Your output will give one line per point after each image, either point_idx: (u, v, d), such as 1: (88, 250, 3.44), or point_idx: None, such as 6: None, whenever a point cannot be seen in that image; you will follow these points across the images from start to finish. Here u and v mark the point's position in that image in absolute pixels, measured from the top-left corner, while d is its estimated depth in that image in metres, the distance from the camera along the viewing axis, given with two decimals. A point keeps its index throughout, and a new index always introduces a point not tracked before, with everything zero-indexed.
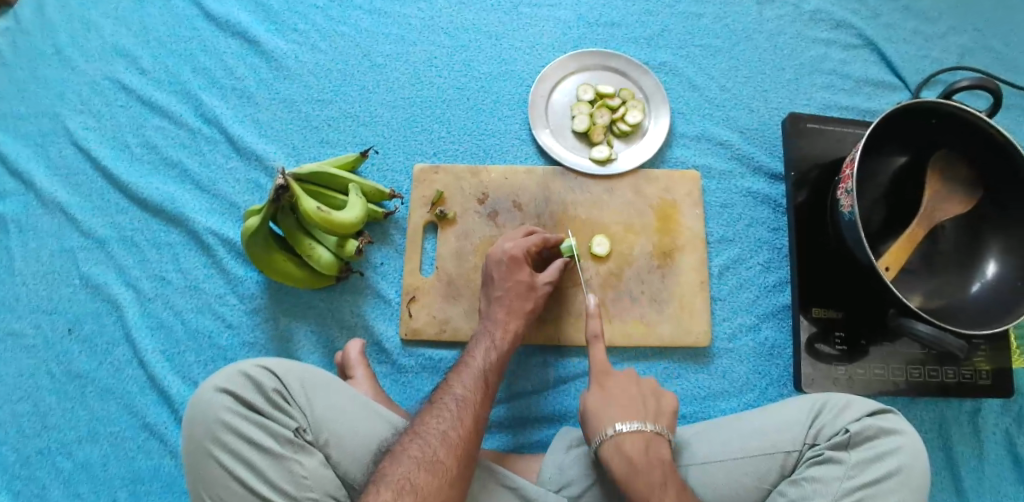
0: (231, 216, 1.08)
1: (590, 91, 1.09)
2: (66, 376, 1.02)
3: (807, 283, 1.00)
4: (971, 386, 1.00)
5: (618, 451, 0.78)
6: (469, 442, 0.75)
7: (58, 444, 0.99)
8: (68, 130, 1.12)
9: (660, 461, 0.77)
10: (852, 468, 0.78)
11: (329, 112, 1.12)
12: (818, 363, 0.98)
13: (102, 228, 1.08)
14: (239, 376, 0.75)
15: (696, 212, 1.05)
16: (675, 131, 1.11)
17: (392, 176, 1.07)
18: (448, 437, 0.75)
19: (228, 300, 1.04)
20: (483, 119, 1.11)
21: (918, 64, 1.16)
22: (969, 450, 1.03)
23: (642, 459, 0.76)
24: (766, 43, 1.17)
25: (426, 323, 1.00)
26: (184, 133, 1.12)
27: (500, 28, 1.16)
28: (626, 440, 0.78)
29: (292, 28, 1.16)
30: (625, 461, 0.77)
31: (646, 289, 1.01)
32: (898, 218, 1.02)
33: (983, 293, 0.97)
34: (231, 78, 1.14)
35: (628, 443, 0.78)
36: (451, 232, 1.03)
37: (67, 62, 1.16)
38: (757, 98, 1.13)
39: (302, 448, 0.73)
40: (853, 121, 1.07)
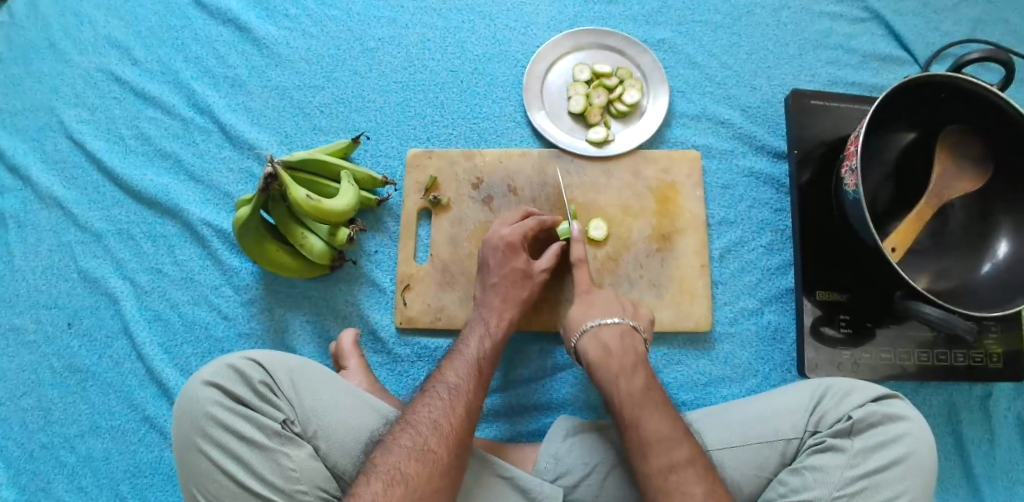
0: (225, 206, 1.06)
1: (586, 71, 1.06)
2: (66, 370, 1.02)
3: (810, 264, 0.97)
4: (981, 370, 0.97)
5: (594, 340, 0.84)
6: (461, 431, 0.74)
7: (62, 437, 0.99)
8: (63, 123, 1.11)
9: (632, 350, 0.83)
10: (854, 457, 0.76)
11: (321, 99, 1.10)
12: (822, 347, 0.95)
13: (98, 222, 1.07)
14: (226, 368, 0.75)
15: (696, 194, 1.02)
16: (675, 110, 1.08)
17: (385, 162, 1.06)
18: (440, 426, 0.74)
19: (223, 292, 1.03)
20: (477, 102, 1.08)
21: (928, 37, 1.12)
22: (979, 434, 1.00)
23: (616, 346, 0.83)
24: (769, 18, 1.13)
25: (421, 311, 0.98)
26: (177, 124, 1.10)
27: (494, 9, 1.13)
28: (602, 330, 0.84)
29: (283, 14, 1.14)
30: (601, 349, 0.83)
31: (645, 273, 0.99)
32: (905, 197, 0.99)
33: (995, 273, 0.94)
34: (222, 67, 1.12)
35: (605, 333, 0.84)
36: (445, 218, 1.01)
37: (59, 54, 1.14)
38: (759, 76, 1.10)
39: (291, 441, 0.73)
40: (859, 97, 1.03)
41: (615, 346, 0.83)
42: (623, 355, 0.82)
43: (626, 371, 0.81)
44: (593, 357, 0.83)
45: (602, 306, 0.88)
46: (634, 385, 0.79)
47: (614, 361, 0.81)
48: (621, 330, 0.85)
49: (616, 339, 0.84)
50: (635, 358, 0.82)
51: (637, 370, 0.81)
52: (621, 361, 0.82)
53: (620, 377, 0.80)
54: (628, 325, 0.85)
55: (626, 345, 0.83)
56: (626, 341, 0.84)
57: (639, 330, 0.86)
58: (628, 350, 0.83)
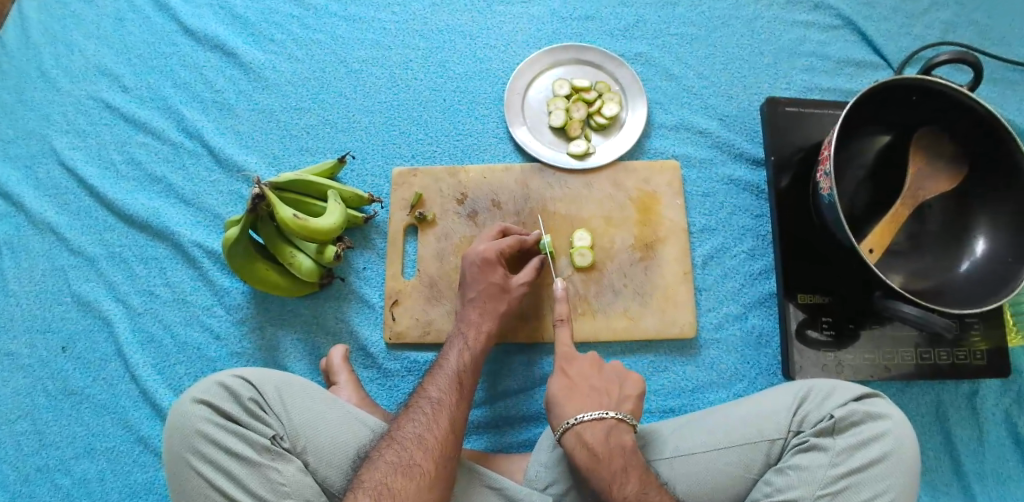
0: (215, 228, 1.09)
1: (565, 86, 1.08)
2: (61, 392, 1.04)
3: (791, 268, 0.98)
4: (966, 367, 0.98)
5: (579, 441, 0.79)
6: (446, 446, 0.76)
7: (57, 460, 1.01)
8: (55, 150, 1.14)
9: (621, 449, 0.78)
10: (837, 455, 0.77)
11: (307, 121, 1.12)
12: (806, 350, 0.97)
13: (91, 246, 1.09)
14: (216, 387, 0.76)
15: (677, 203, 1.04)
16: (654, 121, 1.10)
17: (371, 181, 1.08)
18: (425, 440, 0.75)
19: (215, 311, 1.05)
20: (460, 120, 1.11)
21: (900, 42, 1.15)
22: (968, 432, 1.01)
23: (602, 446, 0.78)
24: (743, 28, 1.15)
25: (410, 326, 1.00)
26: (168, 148, 1.13)
27: (474, 28, 1.16)
28: (586, 428, 0.79)
29: (268, 39, 1.17)
30: (588, 452, 0.78)
31: (629, 282, 1.00)
32: (884, 196, 1.01)
33: (973, 271, 0.95)
34: (210, 92, 1.15)
35: (589, 433, 0.79)
36: (431, 234, 1.03)
37: (50, 83, 1.17)
38: (736, 85, 1.12)
39: (280, 456, 0.74)
40: (833, 103, 1.05)
41: (601, 446, 0.78)
42: (610, 452, 0.78)
43: (617, 474, 0.76)
44: (581, 462, 0.78)
45: (580, 395, 0.83)
46: (630, 491, 0.75)
47: (604, 466, 0.77)
48: (606, 426, 0.80)
49: (601, 436, 0.79)
50: (626, 459, 0.77)
51: (629, 471, 0.76)
52: (611, 465, 0.77)
53: (612, 486, 0.76)
54: (614, 420, 0.80)
55: (613, 441, 0.79)
56: (614, 438, 0.79)
57: (625, 420, 0.81)
58: (615, 449, 0.78)
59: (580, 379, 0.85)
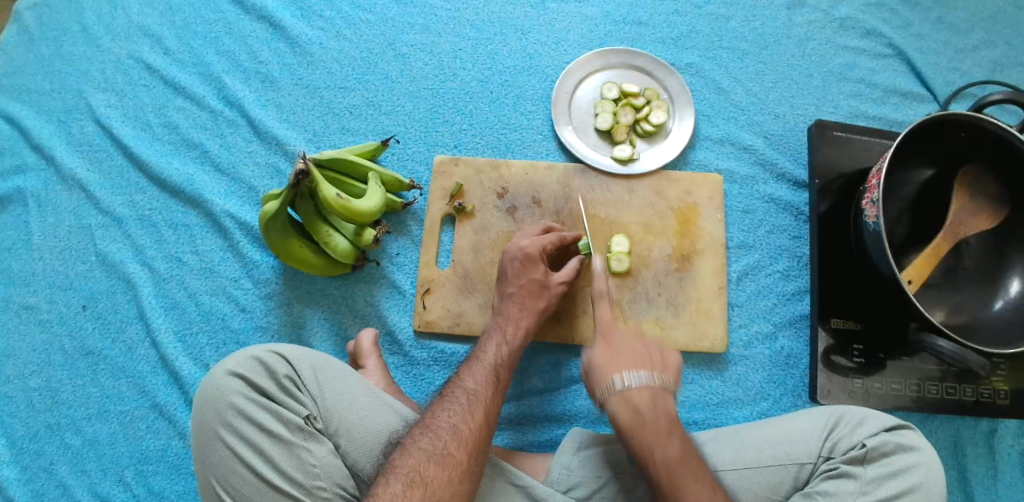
0: (249, 199, 1.07)
1: (614, 90, 1.08)
2: (77, 352, 1.02)
3: (827, 293, 0.98)
4: (989, 406, 0.98)
5: (626, 403, 0.79)
6: (480, 437, 0.75)
7: (69, 419, 0.99)
8: (91, 107, 1.12)
9: (666, 412, 0.79)
10: (867, 484, 0.76)
11: (351, 100, 1.11)
12: (834, 376, 0.97)
13: (120, 207, 1.07)
14: (251, 360, 0.75)
15: (717, 217, 1.03)
16: (699, 133, 1.10)
17: (412, 167, 1.07)
18: (459, 431, 0.74)
19: (242, 284, 1.03)
20: (505, 113, 1.10)
21: (948, 76, 1.15)
22: (984, 469, 1.01)
23: (649, 409, 0.79)
24: (794, 49, 1.15)
25: (440, 315, 0.99)
26: (206, 115, 1.11)
27: (526, 23, 1.15)
28: (634, 392, 0.80)
29: (317, 14, 1.15)
30: (633, 412, 0.79)
31: (663, 292, 1.00)
32: (921, 231, 1.01)
33: (1005, 311, 0.95)
34: (254, 62, 1.14)
35: (637, 395, 0.79)
36: (469, 226, 1.02)
37: (92, 39, 1.15)
38: (783, 104, 1.12)
39: (312, 436, 0.73)
40: (880, 131, 1.05)
41: (647, 407, 0.79)
42: (655, 416, 0.78)
43: (661, 437, 0.77)
44: (625, 423, 0.79)
45: (621, 353, 0.84)
46: (671, 454, 0.76)
47: (647, 427, 0.77)
48: (653, 390, 0.80)
49: (648, 399, 0.79)
50: (668, 421, 0.78)
51: (671, 435, 0.77)
52: (656, 426, 0.77)
53: (655, 447, 0.76)
54: (660, 383, 0.81)
55: (658, 407, 0.79)
56: (658, 403, 0.80)
57: (668, 385, 0.81)
58: (659, 411, 0.79)
59: (622, 342, 0.85)
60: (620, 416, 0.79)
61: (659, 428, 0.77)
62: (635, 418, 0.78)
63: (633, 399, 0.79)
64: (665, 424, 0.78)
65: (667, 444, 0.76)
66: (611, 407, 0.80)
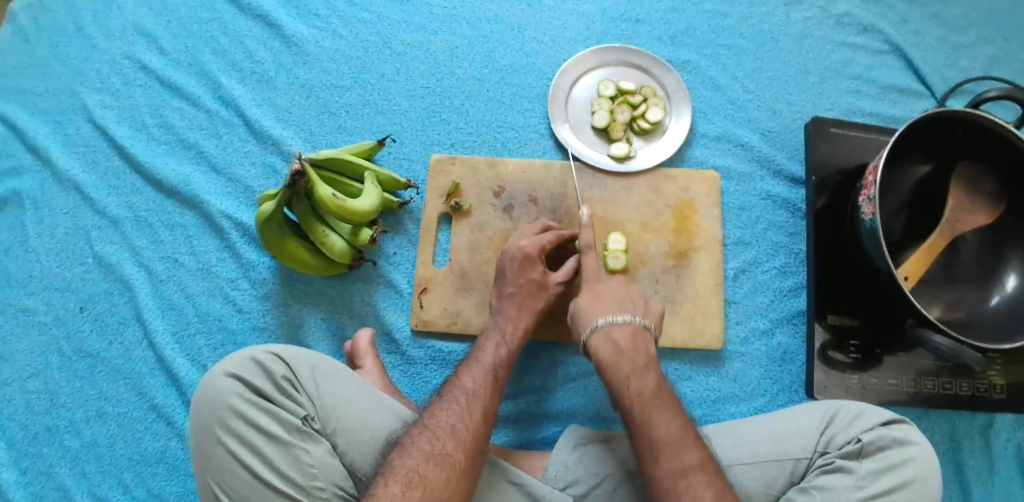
0: (245, 200, 1.07)
1: (611, 87, 1.07)
2: (75, 353, 1.02)
3: (823, 289, 0.98)
4: (986, 400, 0.98)
5: (605, 339, 0.84)
6: (478, 437, 0.75)
7: (67, 420, 0.99)
8: (86, 107, 1.12)
9: (644, 350, 0.83)
10: (863, 478, 0.77)
11: (347, 99, 1.11)
12: (831, 371, 0.97)
13: (116, 208, 1.07)
14: (249, 361, 0.75)
15: (714, 214, 1.03)
16: (696, 130, 1.09)
17: (408, 165, 1.07)
18: (457, 431, 0.74)
19: (239, 285, 1.03)
20: (501, 112, 1.10)
21: (945, 72, 1.15)
22: (980, 464, 1.02)
23: (629, 347, 0.83)
24: (791, 45, 1.15)
25: (437, 315, 0.99)
26: (202, 115, 1.11)
27: (522, 21, 1.14)
28: (614, 329, 0.85)
29: (313, 13, 1.15)
30: (613, 349, 0.83)
31: (661, 289, 1.00)
32: (917, 228, 1.01)
33: (1003, 306, 0.95)
34: (249, 62, 1.13)
35: (616, 333, 0.84)
36: (466, 224, 1.02)
37: (86, 39, 1.15)
38: (780, 101, 1.12)
39: (310, 437, 0.73)
40: (877, 128, 1.05)
41: (627, 346, 0.83)
42: (635, 353, 0.83)
43: (638, 370, 0.81)
44: (605, 358, 0.83)
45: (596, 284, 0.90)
46: (625, 340, 0.84)
47: (626, 362, 0.81)
48: (631, 329, 0.85)
49: (628, 337, 0.84)
50: (646, 358, 0.82)
51: (649, 369, 0.81)
52: (634, 359, 0.82)
53: (632, 378, 0.80)
54: (641, 326, 0.86)
55: (637, 346, 0.84)
56: (638, 341, 0.84)
57: (648, 329, 0.86)
58: (639, 351, 0.83)
59: (606, 293, 0.89)
60: (600, 351, 0.84)
61: (636, 361, 0.81)
62: (614, 353, 0.83)
63: (617, 341, 0.83)
64: (643, 360, 0.82)
65: (644, 378, 0.80)
66: (594, 347, 0.85)
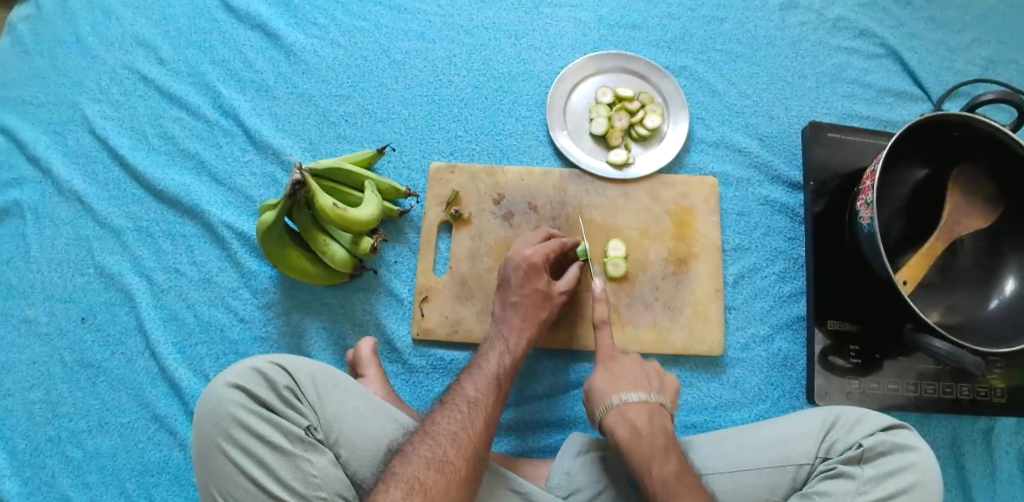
0: (246, 209, 1.07)
1: (608, 95, 1.08)
2: (77, 364, 1.02)
3: (823, 294, 0.99)
4: (986, 404, 0.99)
5: (622, 419, 0.81)
6: (479, 444, 0.75)
7: (70, 431, 0.99)
8: (86, 118, 1.12)
9: (663, 430, 0.81)
10: (865, 484, 0.77)
11: (346, 108, 1.11)
12: (831, 376, 0.97)
13: (117, 219, 1.07)
14: (252, 372, 0.76)
15: (713, 220, 1.04)
16: (694, 136, 1.10)
17: (408, 174, 1.07)
18: (458, 438, 0.75)
19: (240, 294, 1.04)
20: (500, 120, 1.10)
21: (941, 76, 1.16)
22: (981, 467, 1.02)
23: (646, 427, 0.80)
24: (788, 50, 1.15)
25: (438, 323, 1.00)
26: (202, 125, 1.11)
27: (520, 28, 1.15)
28: (631, 409, 0.82)
29: (312, 22, 1.15)
30: (630, 429, 0.80)
31: (660, 295, 1.00)
32: (915, 232, 1.01)
33: (1001, 310, 0.95)
34: (249, 71, 1.14)
35: (632, 411, 0.82)
36: (466, 232, 1.02)
37: (86, 49, 1.15)
38: (777, 106, 1.12)
39: (313, 447, 0.73)
40: (875, 132, 1.05)
41: (645, 426, 0.80)
42: (653, 435, 0.80)
43: (658, 452, 0.78)
44: (622, 438, 0.80)
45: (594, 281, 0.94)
46: (641, 419, 0.81)
47: (645, 442, 0.79)
48: (649, 408, 0.82)
49: (644, 417, 0.81)
50: (666, 440, 0.79)
51: (668, 454, 0.78)
52: (653, 441, 0.79)
53: (652, 462, 0.77)
54: (657, 402, 0.83)
55: (655, 424, 0.81)
56: (655, 420, 0.82)
57: (666, 407, 0.84)
58: (658, 430, 0.80)
59: (623, 369, 0.87)
60: (616, 432, 0.81)
61: (656, 442, 0.79)
62: (632, 433, 0.80)
63: (634, 423, 0.81)
64: (661, 440, 0.79)
65: (663, 462, 0.77)
66: (609, 425, 0.82)
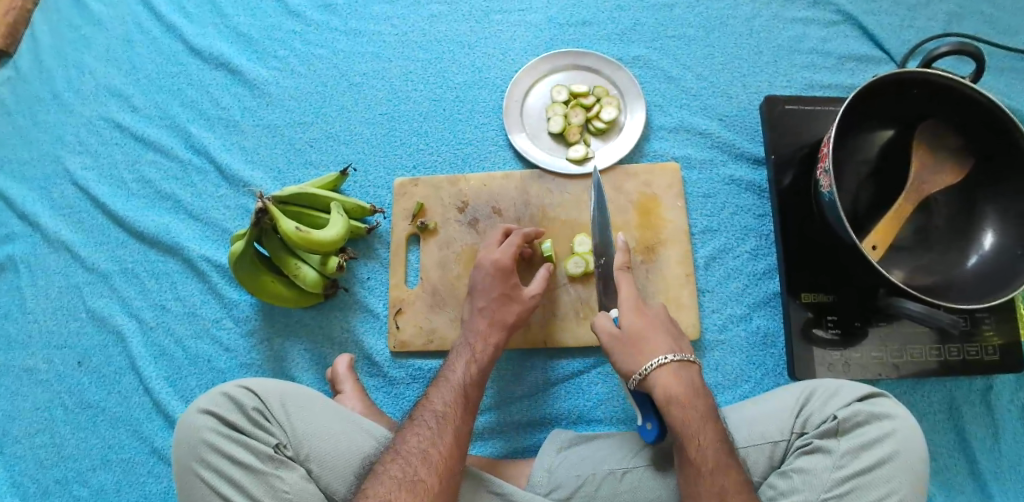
0: (223, 242, 1.11)
1: (563, 92, 1.09)
2: (77, 406, 1.06)
3: (795, 268, 0.98)
4: (979, 363, 0.95)
5: (675, 378, 0.79)
6: (451, 459, 0.76)
7: (75, 472, 1.03)
8: (68, 170, 1.17)
9: (706, 392, 0.80)
10: (841, 458, 0.76)
11: (311, 134, 1.14)
12: (810, 347, 0.95)
13: (104, 263, 1.12)
14: (221, 396, 0.78)
15: (678, 205, 1.03)
16: (653, 123, 1.10)
17: (374, 192, 1.09)
18: (429, 456, 0.76)
19: (224, 324, 1.07)
20: (460, 129, 1.12)
21: (903, 35, 1.13)
22: (983, 428, 0.99)
23: (694, 388, 0.79)
24: (742, 27, 1.15)
25: (414, 334, 1.01)
26: (176, 165, 1.15)
27: (473, 38, 1.17)
28: (684, 369, 0.80)
29: (272, 55, 1.19)
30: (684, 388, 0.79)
31: (631, 286, 1.00)
32: (887, 193, 0.98)
33: (981, 266, 0.93)
34: (216, 109, 1.18)
35: (687, 373, 0.80)
36: (433, 242, 1.04)
37: (63, 105, 1.21)
38: (735, 84, 1.12)
39: (283, 464, 0.75)
40: (833, 99, 1.04)
41: (695, 387, 0.79)
42: (700, 397, 0.79)
43: (706, 417, 0.77)
44: (677, 397, 0.78)
45: (662, 339, 0.83)
46: (691, 378, 0.80)
47: (697, 404, 0.78)
48: (694, 368, 0.81)
49: (693, 377, 0.80)
50: (709, 403, 0.79)
51: (711, 416, 0.78)
52: (701, 403, 0.78)
53: (705, 423, 0.76)
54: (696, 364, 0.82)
55: (699, 388, 0.80)
56: (698, 382, 0.81)
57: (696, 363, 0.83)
58: (702, 393, 0.80)
59: (658, 327, 0.85)
60: (672, 394, 0.78)
61: (704, 404, 0.78)
62: (689, 394, 0.78)
63: (685, 381, 0.79)
64: (704, 402, 0.79)
65: (710, 425, 0.77)
66: (658, 382, 0.79)
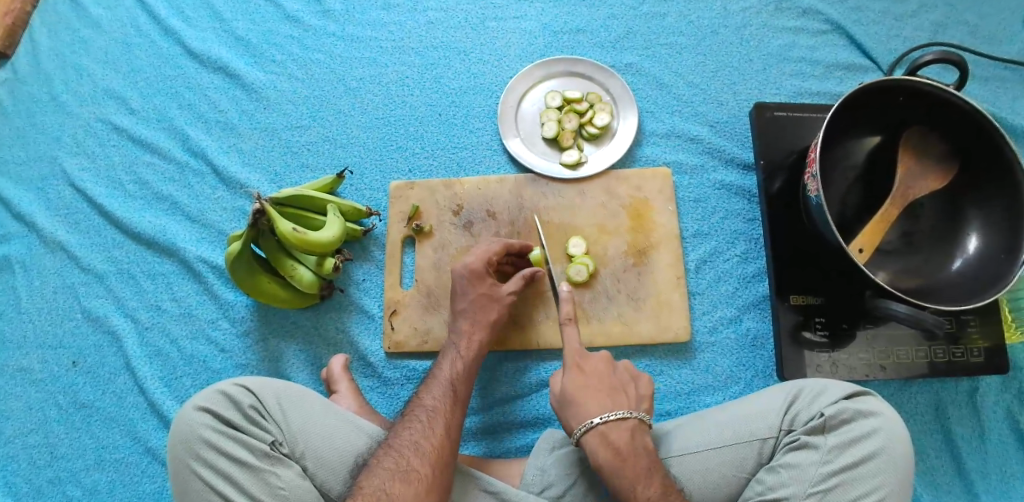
0: (219, 243, 1.12)
1: (557, 98, 1.10)
2: (71, 405, 1.06)
3: (783, 271, 0.99)
4: (963, 364, 0.97)
5: (603, 441, 0.79)
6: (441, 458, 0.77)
7: (68, 472, 1.03)
8: (65, 171, 1.18)
9: (645, 449, 0.79)
10: (828, 453, 0.77)
11: (307, 138, 1.16)
12: (799, 349, 0.97)
13: (100, 264, 1.12)
14: (218, 394, 0.79)
15: (669, 209, 1.05)
16: (645, 129, 1.12)
17: (370, 195, 1.11)
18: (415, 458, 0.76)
19: (220, 325, 1.07)
20: (455, 133, 1.14)
21: (890, 44, 1.16)
22: (969, 430, 1.00)
23: (628, 448, 0.78)
24: (732, 36, 1.17)
25: (408, 335, 1.02)
26: (173, 167, 1.16)
27: (468, 44, 1.19)
28: (613, 429, 0.79)
29: (269, 60, 1.21)
30: (613, 452, 0.78)
31: (623, 288, 1.02)
32: (874, 198, 1.00)
33: (965, 269, 0.95)
34: (213, 111, 1.19)
35: (613, 434, 0.79)
36: (428, 245, 1.06)
37: (61, 107, 1.22)
38: (725, 92, 1.14)
39: (279, 461, 0.76)
40: (821, 106, 1.07)
41: (626, 446, 0.78)
42: (636, 454, 0.78)
43: (641, 475, 0.76)
44: (604, 464, 0.77)
45: (595, 398, 0.82)
46: (622, 439, 0.79)
47: (628, 466, 0.76)
48: (631, 426, 0.80)
49: (626, 437, 0.79)
50: (649, 461, 0.78)
51: (653, 472, 0.77)
52: (636, 465, 0.77)
53: (637, 484, 0.75)
54: (639, 420, 0.81)
55: (637, 442, 0.79)
56: (637, 440, 0.79)
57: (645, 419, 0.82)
58: (640, 450, 0.78)
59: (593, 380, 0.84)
60: (601, 456, 0.78)
61: (640, 465, 0.77)
62: (614, 457, 0.77)
63: (617, 445, 0.78)
64: (646, 462, 0.77)
65: (648, 484, 0.75)
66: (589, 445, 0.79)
